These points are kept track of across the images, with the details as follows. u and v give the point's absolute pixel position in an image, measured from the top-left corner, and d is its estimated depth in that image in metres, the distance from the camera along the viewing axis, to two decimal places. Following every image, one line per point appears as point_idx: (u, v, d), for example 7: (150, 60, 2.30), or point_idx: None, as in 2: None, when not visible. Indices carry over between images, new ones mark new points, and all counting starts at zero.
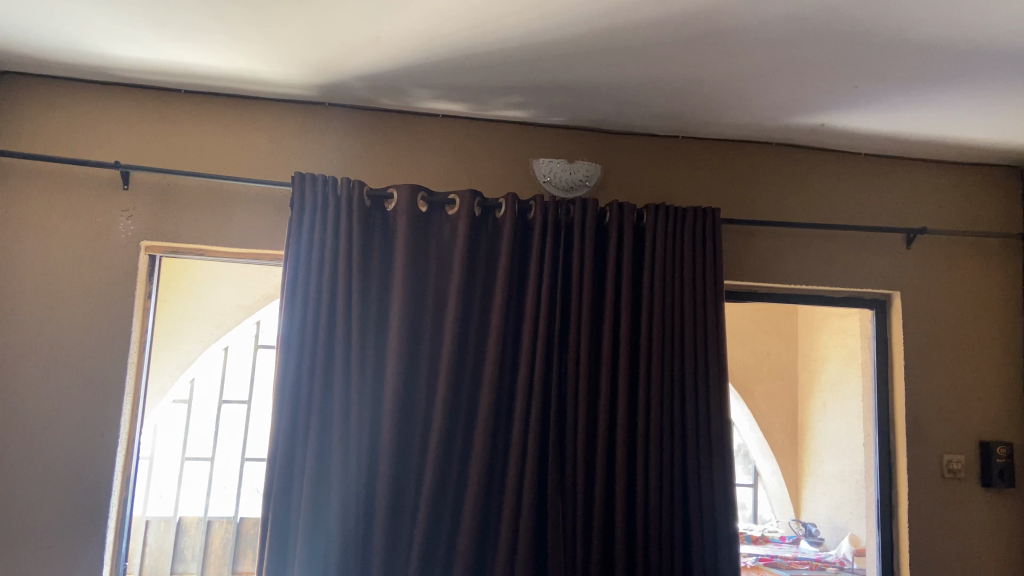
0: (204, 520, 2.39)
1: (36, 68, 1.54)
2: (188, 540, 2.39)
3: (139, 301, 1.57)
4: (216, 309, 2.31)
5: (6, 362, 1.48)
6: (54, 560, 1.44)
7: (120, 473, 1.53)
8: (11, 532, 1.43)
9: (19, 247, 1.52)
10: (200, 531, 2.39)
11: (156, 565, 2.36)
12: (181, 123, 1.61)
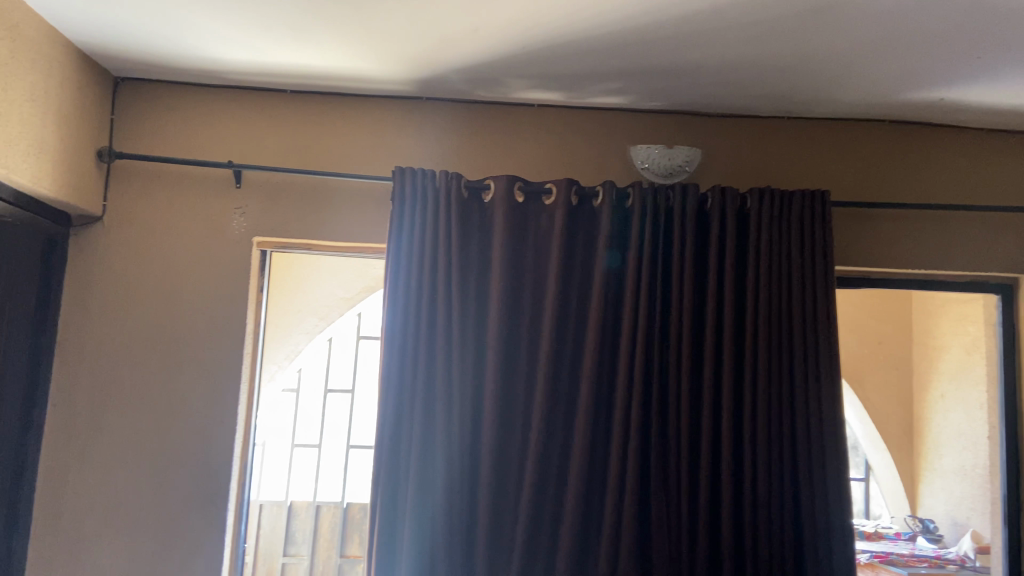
0: (312, 505, 2.60)
1: (153, 73, 1.62)
2: (299, 523, 2.62)
3: (253, 294, 1.65)
4: (320, 301, 2.36)
5: (133, 354, 1.58)
6: (180, 540, 1.53)
7: (238, 459, 1.61)
8: (142, 514, 1.53)
9: (142, 244, 1.61)
10: (309, 515, 2.59)
11: (269, 547, 2.61)
12: (286, 121, 1.67)
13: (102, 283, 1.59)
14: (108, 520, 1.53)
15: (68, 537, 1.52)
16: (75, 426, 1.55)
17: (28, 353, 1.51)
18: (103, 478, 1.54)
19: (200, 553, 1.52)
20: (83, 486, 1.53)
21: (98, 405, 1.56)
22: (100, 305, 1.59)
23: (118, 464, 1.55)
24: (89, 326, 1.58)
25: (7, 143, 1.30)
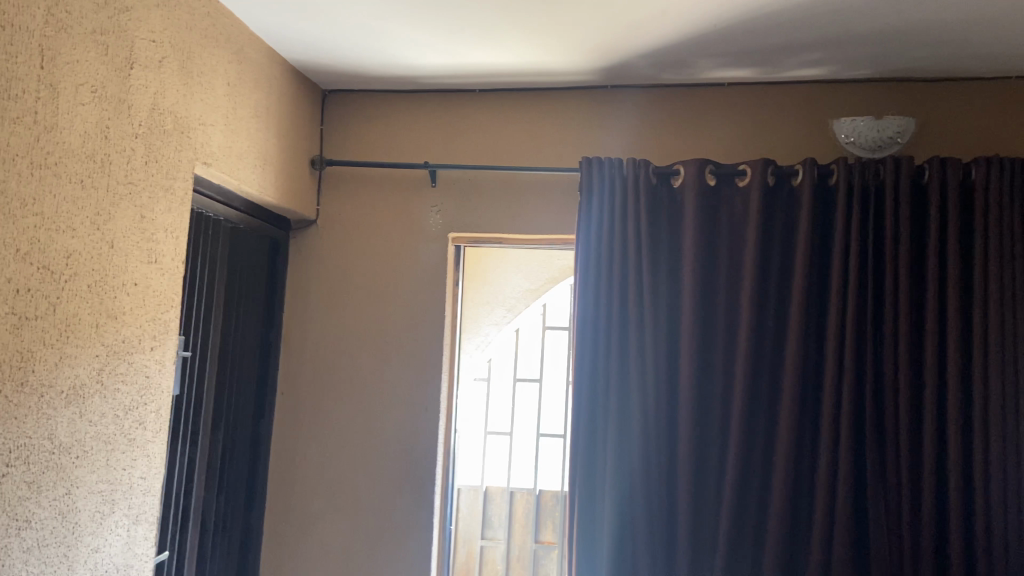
0: (507, 491, 2.70)
1: (356, 83, 1.73)
2: (494, 508, 2.72)
3: (450, 288, 1.73)
4: (506, 294, 2.62)
5: (348, 346, 1.71)
6: (395, 521, 1.64)
7: (443, 446, 1.70)
8: (361, 494, 1.66)
9: (350, 243, 1.73)
10: (504, 500, 2.70)
11: (469, 528, 2.73)
12: (476, 120, 1.73)
13: (318, 281, 1.73)
14: (331, 498, 1.67)
15: (297, 513, 1.67)
16: (300, 412, 1.70)
17: (259, 344, 1.67)
18: (326, 459, 1.68)
19: (414, 531, 1.63)
20: (308, 467, 1.68)
21: (319, 392, 1.70)
22: (317, 300, 1.73)
23: (337, 447, 1.68)
24: (308, 321, 1.73)
25: (238, 157, 1.48)
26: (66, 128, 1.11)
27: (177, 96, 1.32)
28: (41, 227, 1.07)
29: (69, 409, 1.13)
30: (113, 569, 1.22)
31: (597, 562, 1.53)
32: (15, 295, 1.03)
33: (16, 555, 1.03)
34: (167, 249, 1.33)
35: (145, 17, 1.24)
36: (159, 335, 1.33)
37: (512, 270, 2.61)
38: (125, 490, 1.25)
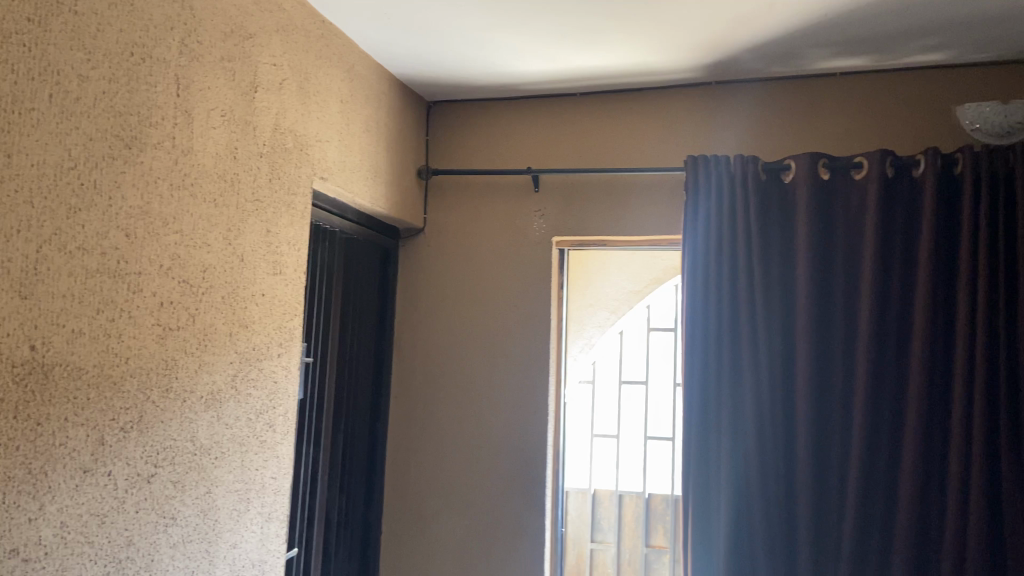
0: (615, 495, 2.70)
1: (458, 92, 1.79)
2: (603, 510, 2.71)
3: (555, 292, 1.75)
4: (610, 296, 2.63)
5: (459, 350, 1.76)
6: (508, 523, 1.67)
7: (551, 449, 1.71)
8: (472, 495, 1.70)
9: (457, 250, 1.79)
10: (613, 504, 2.69)
11: (578, 529, 2.73)
12: (577, 124, 1.75)
13: (427, 288, 1.79)
14: (445, 499, 1.72)
15: (414, 512, 1.74)
16: (414, 415, 1.77)
17: (372, 348, 1.74)
18: (438, 460, 1.73)
19: (524, 533, 1.65)
20: (421, 467, 1.74)
21: (431, 394, 1.76)
22: (427, 307, 1.79)
23: (449, 448, 1.73)
24: (421, 326, 1.79)
25: (353, 170, 1.56)
26: (200, 150, 1.20)
27: (296, 116, 1.40)
28: (179, 244, 1.17)
29: (208, 413, 1.22)
30: (249, 565, 1.30)
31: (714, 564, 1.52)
32: (158, 308, 1.13)
33: (162, 550, 1.12)
34: (291, 260, 1.42)
35: (267, 43, 1.33)
36: (285, 342, 1.41)
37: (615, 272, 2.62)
38: (258, 490, 1.32)
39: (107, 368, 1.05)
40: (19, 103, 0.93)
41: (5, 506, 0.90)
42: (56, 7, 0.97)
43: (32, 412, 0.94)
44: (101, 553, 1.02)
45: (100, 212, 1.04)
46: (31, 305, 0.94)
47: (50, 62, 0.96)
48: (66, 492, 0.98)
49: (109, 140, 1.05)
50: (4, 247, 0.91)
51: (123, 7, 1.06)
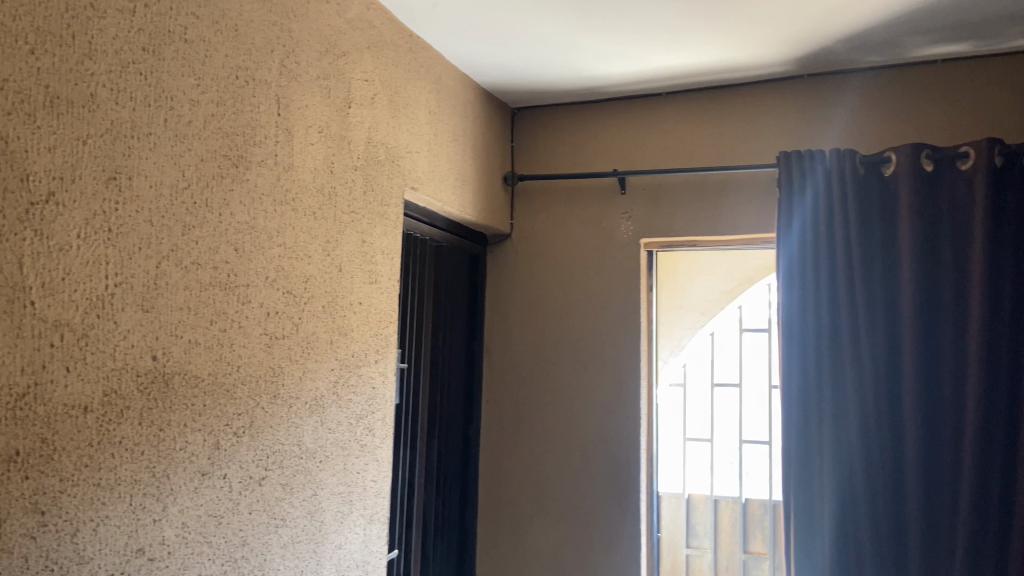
0: (711, 499, 2.65)
1: (542, 92, 1.82)
2: (698, 516, 2.67)
3: (645, 295, 1.79)
4: (699, 297, 2.65)
5: (559, 350, 1.83)
6: (611, 520, 1.72)
7: (646, 446, 1.76)
8: (570, 493, 1.77)
9: (547, 253, 1.88)
10: (708, 509, 2.65)
11: (673, 534, 2.69)
12: (657, 126, 1.82)
13: (521, 290, 1.89)
14: (544, 496, 1.80)
15: (515, 507, 1.82)
16: (511, 413, 1.86)
17: (464, 350, 1.84)
18: (538, 457, 1.81)
19: (619, 530, 1.71)
20: (522, 465, 1.82)
21: (530, 394, 1.85)
22: (521, 310, 1.88)
23: (548, 446, 1.81)
24: (519, 326, 1.88)
25: (442, 179, 1.60)
26: (300, 166, 1.25)
27: (387, 129, 1.45)
28: (283, 256, 1.22)
29: (312, 418, 1.27)
30: (354, 565, 1.34)
31: (817, 555, 1.57)
32: (265, 318, 1.19)
33: (274, 550, 1.17)
34: (385, 269, 1.46)
35: (359, 59, 1.38)
36: (381, 348, 1.45)
37: (703, 271, 2.65)
38: (360, 493, 1.37)
39: (221, 375, 1.11)
40: (137, 128, 1.00)
41: (131, 507, 0.97)
42: (168, 37, 1.03)
43: (155, 418, 1.01)
44: (218, 553, 1.08)
45: (212, 228, 1.10)
46: (152, 318, 1.01)
47: (163, 88, 1.03)
48: (186, 495, 1.04)
49: (218, 160, 1.11)
50: (126, 264, 0.98)
51: (228, 33, 1.12)
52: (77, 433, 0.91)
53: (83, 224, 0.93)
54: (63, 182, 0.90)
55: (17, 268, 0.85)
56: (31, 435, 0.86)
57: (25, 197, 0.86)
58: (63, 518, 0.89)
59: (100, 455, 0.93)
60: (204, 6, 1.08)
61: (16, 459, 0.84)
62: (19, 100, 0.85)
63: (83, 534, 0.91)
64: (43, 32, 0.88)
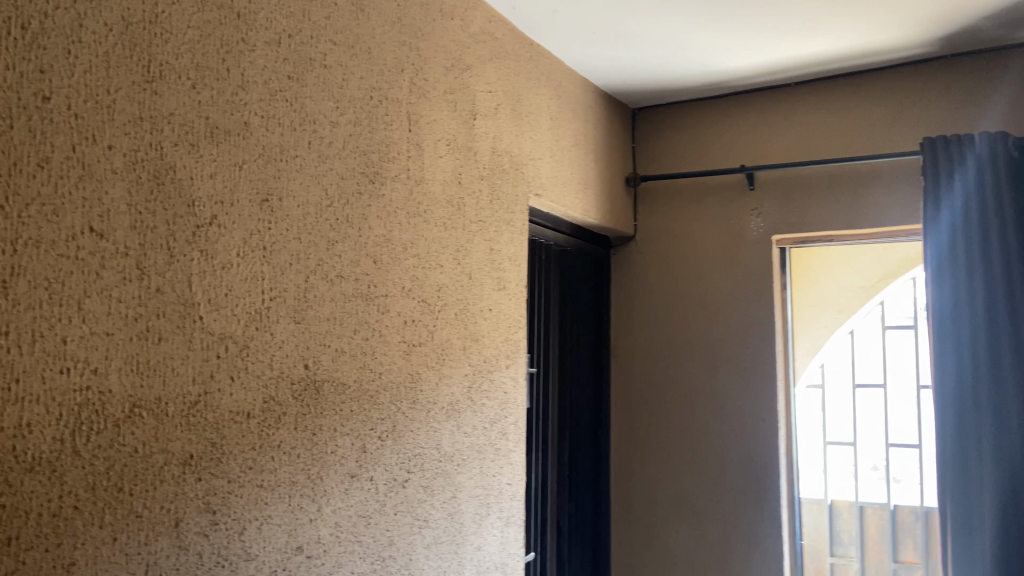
0: (855, 505, 2.52)
1: (662, 85, 1.82)
2: (843, 523, 2.56)
3: (778, 291, 1.85)
4: (838, 294, 2.62)
5: (696, 348, 1.89)
6: (753, 515, 1.77)
7: (785, 443, 1.80)
8: (705, 493, 1.83)
9: (677, 253, 1.96)
10: (854, 516, 2.53)
11: (817, 543, 2.61)
12: (779, 119, 1.85)
13: (652, 291, 1.98)
14: (678, 496, 1.87)
15: (649, 506, 1.91)
16: (642, 414, 1.94)
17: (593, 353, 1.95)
18: (672, 459, 1.89)
19: (752, 533, 1.76)
20: (656, 465, 1.90)
21: (661, 397, 1.93)
22: (652, 310, 1.97)
23: (681, 448, 1.88)
24: (652, 326, 1.96)
25: (563, 185, 1.62)
26: (430, 179, 1.30)
27: (511, 137, 1.48)
28: (417, 266, 1.27)
29: (449, 422, 1.31)
30: (493, 566, 1.37)
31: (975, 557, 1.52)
32: (403, 326, 1.23)
33: (418, 550, 1.21)
34: (513, 276, 1.49)
35: (483, 72, 1.41)
36: (512, 353, 1.48)
37: (841, 268, 2.62)
38: (497, 495, 1.40)
39: (365, 382, 1.16)
40: (285, 151, 1.07)
41: (291, 507, 1.03)
42: (310, 64, 1.10)
43: (308, 423, 1.07)
44: (369, 552, 1.13)
45: (353, 241, 1.16)
46: (303, 328, 1.08)
47: (306, 113, 1.10)
48: (338, 496, 1.10)
49: (357, 177, 1.17)
50: (279, 279, 1.05)
51: (362, 56, 1.18)
52: (242, 437, 0.99)
53: (242, 243, 1.01)
54: (222, 205, 0.99)
55: (187, 286, 0.94)
56: (202, 438, 0.94)
57: (192, 221, 0.95)
58: (232, 516, 0.96)
59: (262, 458, 1.01)
60: (340, 32, 1.15)
61: (191, 461, 0.93)
62: (184, 131, 0.95)
63: (250, 532, 0.98)
64: (202, 67, 0.97)
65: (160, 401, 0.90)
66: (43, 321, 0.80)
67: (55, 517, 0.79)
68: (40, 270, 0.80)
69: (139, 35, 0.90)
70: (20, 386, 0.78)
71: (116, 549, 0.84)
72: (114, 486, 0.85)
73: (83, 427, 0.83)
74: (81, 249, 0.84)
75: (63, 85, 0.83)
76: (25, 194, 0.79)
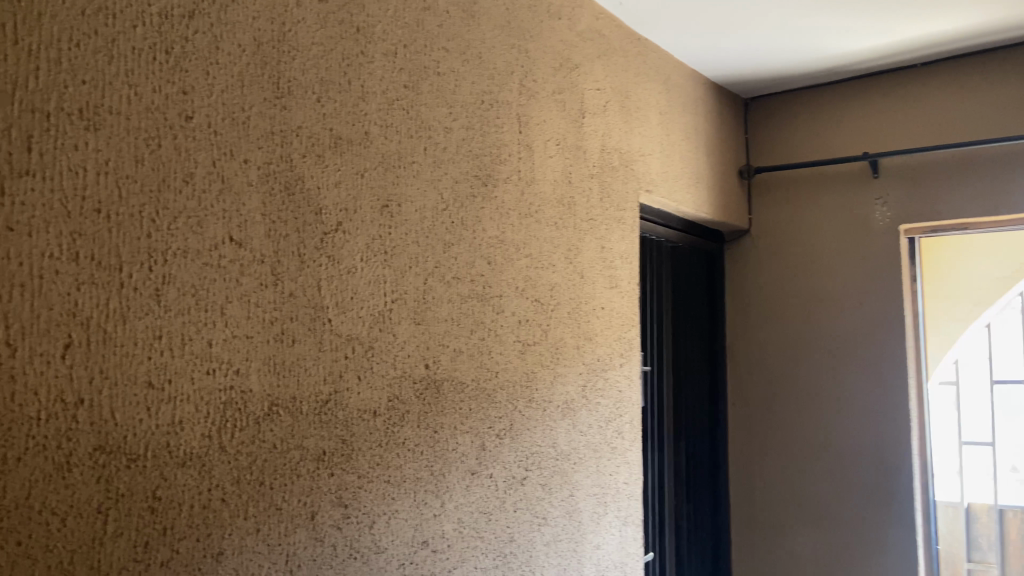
0: (994, 508, 2.35)
1: (775, 72, 1.77)
2: (981, 528, 2.37)
3: (908, 285, 1.81)
4: (976, 283, 2.49)
5: (817, 347, 1.89)
6: (882, 517, 1.75)
7: (917, 444, 1.77)
8: (830, 495, 1.83)
9: (797, 247, 1.95)
10: (993, 520, 2.34)
11: (951, 549, 2.43)
12: (901, 104, 1.80)
13: (771, 288, 1.98)
14: (801, 496, 1.88)
15: (771, 505, 1.93)
16: (761, 413, 1.97)
17: (709, 353, 1.99)
18: (795, 459, 1.90)
19: (880, 534, 1.75)
20: (778, 464, 1.92)
21: (779, 397, 1.94)
22: (771, 309, 1.98)
23: (803, 449, 1.89)
24: (770, 324, 1.97)
25: (674, 180, 1.60)
26: (541, 179, 1.31)
27: (620, 135, 1.47)
28: (530, 266, 1.28)
29: (565, 420, 1.31)
30: (612, 565, 1.37)
31: None
32: (517, 326, 1.25)
33: (538, 548, 1.23)
34: (625, 273, 1.48)
35: (591, 70, 1.41)
36: (626, 351, 1.47)
37: (980, 255, 2.50)
38: (614, 494, 1.40)
39: (482, 381, 1.19)
40: (403, 158, 1.10)
41: (416, 502, 1.07)
42: (425, 72, 1.13)
43: (430, 421, 1.10)
44: (490, 547, 1.15)
45: (468, 243, 1.19)
46: (423, 329, 1.11)
47: (422, 120, 1.13)
48: (459, 492, 1.13)
49: (470, 180, 1.20)
50: (400, 282, 1.09)
51: (473, 62, 1.20)
52: (370, 435, 1.03)
53: (365, 248, 1.05)
54: (347, 212, 1.03)
55: (316, 290, 0.99)
56: (333, 435, 0.99)
57: (319, 228, 1.00)
58: (363, 510, 1.00)
59: (388, 455, 1.04)
60: (452, 40, 1.17)
61: (324, 457, 0.97)
62: (311, 142, 1.00)
63: (378, 526, 1.02)
64: (326, 81, 1.01)
65: (295, 400, 0.95)
66: (191, 326, 0.87)
67: (204, 509, 0.85)
68: (188, 278, 0.87)
69: (270, 55, 0.95)
70: (172, 385, 0.84)
71: (258, 540, 0.90)
72: (256, 480, 0.90)
73: (228, 424, 0.89)
74: (223, 257, 0.90)
75: (204, 104, 0.89)
76: (173, 208, 0.86)
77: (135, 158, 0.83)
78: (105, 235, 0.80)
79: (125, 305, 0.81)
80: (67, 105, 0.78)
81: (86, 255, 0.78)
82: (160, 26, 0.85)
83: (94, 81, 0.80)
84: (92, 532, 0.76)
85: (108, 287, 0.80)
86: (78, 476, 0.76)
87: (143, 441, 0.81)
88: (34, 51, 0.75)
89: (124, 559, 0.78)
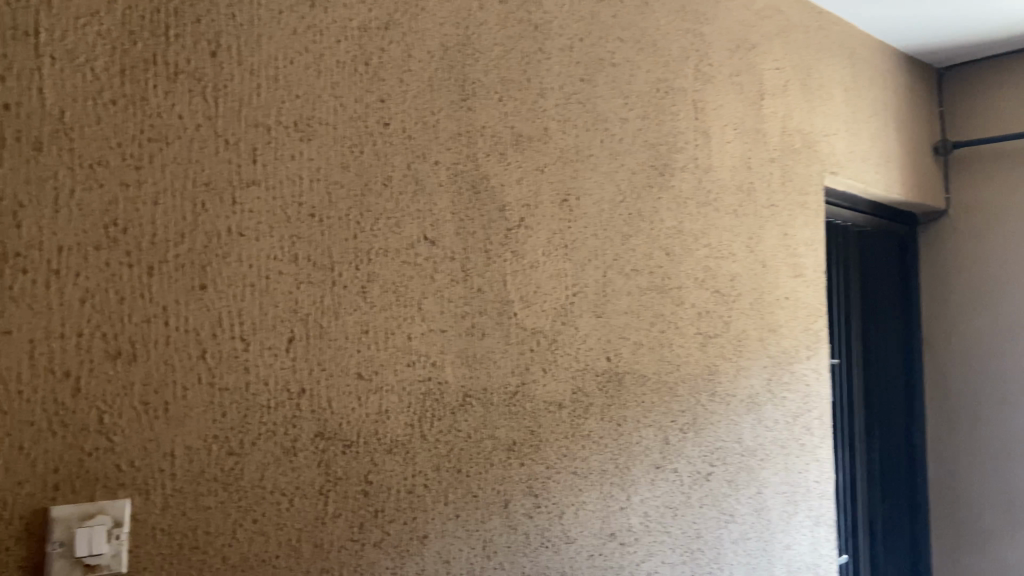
0: None
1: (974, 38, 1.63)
2: None
3: None
4: None
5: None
6: None
7: None
8: None
9: (1002, 225, 1.79)
10: None
11: None
12: None
13: (972, 271, 1.84)
14: (1012, 500, 1.73)
15: (976, 508, 1.79)
16: (961, 406, 1.84)
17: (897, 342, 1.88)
18: (1003, 460, 1.76)
19: None
20: (982, 461, 1.79)
21: (983, 389, 1.80)
22: (972, 293, 1.83)
23: (1012, 445, 1.74)
24: (972, 310, 1.83)
25: (860, 161, 1.51)
26: (719, 166, 1.27)
27: (801, 116, 1.40)
28: (709, 256, 1.25)
29: (750, 415, 1.27)
30: (804, 566, 1.32)
31: None
32: (697, 318, 1.22)
33: (727, 545, 1.20)
34: (809, 261, 1.41)
35: (769, 49, 1.36)
36: (812, 344, 1.40)
37: None
38: (804, 493, 1.34)
39: (664, 374, 1.17)
40: (581, 151, 1.11)
41: (602, 495, 1.07)
42: (600, 63, 1.13)
43: (614, 414, 1.10)
44: (677, 543, 1.14)
45: (646, 235, 1.17)
46: (604, 322, 1.11)
47: (598, 112, 1.13)
48: (645, 486, 1.12)
49: (647, 170, 1.18)
50: (581, 275, 1.10)
51: (648, 49, 1.19)
52: (557, 426, 1.04)
53: (547, 243, 1.07)
54: (529, 208, 1.05)
55: (502, 285, 1.02)
56: (523, 426, 1.01)
57: (504, 224, 1.02)
58: (552, 501, 1.02)
59: (575, 446, 1.06)
60: (627, 29, 1.17)
61: (515, 447, 1.00)
62: (494, 141, 1.02)
63: (567, 516, 1.03)
64: (507, 80, 1.04)
65: (486, 391, 0.99)
66: (392, 321, 0.92)
67: (409, 494, 0.90)
68: (389, 275, 0.92)
69: (456, 58, 0.99)
70: (378, 376, 0.90)
71: (458, 524, 0.93)
72: (454, 467, 0.94)
73: (427, 414, 0.93)
74: (419, 255, 0.94)
75: (399, 110, 0.94)
76: (374, 210, 0.91)
77: (341, 165, 0.89)
78: (318, 237, 0.87)
79: (337, 301, 0.88)
80: (284, 119, 0.85)
81: (303, 257, 0.85)
82: (359, 39, 0.91)
83: (305, 95, 0.87)
84: (316, 512, 0.83)
85: (322, 285, 0.87)
86: (303, 460, 0.83)
87: (355, 427, 0.87)
88: (256, 71, 0.83)
89: (343, 537, 0.85)
